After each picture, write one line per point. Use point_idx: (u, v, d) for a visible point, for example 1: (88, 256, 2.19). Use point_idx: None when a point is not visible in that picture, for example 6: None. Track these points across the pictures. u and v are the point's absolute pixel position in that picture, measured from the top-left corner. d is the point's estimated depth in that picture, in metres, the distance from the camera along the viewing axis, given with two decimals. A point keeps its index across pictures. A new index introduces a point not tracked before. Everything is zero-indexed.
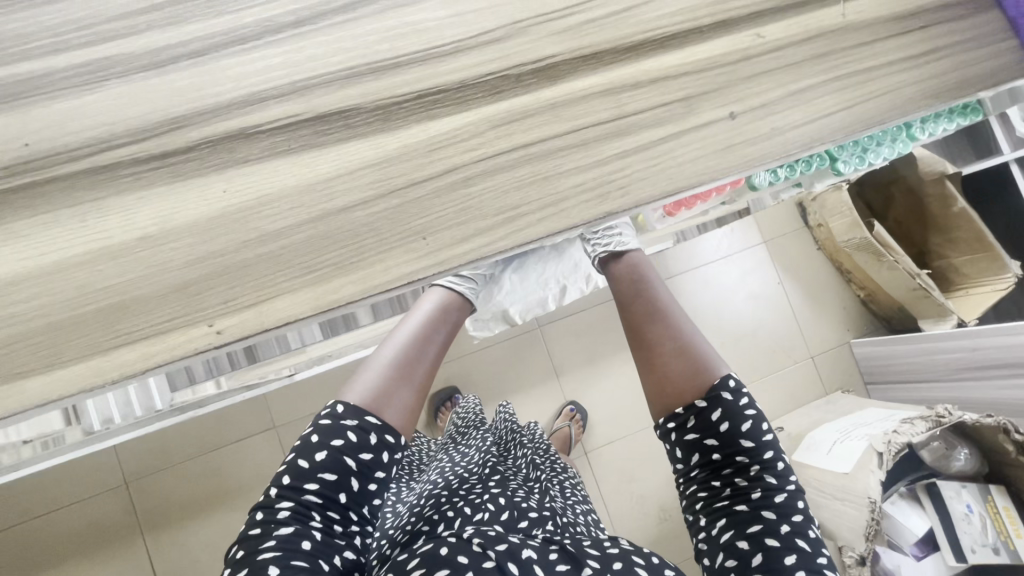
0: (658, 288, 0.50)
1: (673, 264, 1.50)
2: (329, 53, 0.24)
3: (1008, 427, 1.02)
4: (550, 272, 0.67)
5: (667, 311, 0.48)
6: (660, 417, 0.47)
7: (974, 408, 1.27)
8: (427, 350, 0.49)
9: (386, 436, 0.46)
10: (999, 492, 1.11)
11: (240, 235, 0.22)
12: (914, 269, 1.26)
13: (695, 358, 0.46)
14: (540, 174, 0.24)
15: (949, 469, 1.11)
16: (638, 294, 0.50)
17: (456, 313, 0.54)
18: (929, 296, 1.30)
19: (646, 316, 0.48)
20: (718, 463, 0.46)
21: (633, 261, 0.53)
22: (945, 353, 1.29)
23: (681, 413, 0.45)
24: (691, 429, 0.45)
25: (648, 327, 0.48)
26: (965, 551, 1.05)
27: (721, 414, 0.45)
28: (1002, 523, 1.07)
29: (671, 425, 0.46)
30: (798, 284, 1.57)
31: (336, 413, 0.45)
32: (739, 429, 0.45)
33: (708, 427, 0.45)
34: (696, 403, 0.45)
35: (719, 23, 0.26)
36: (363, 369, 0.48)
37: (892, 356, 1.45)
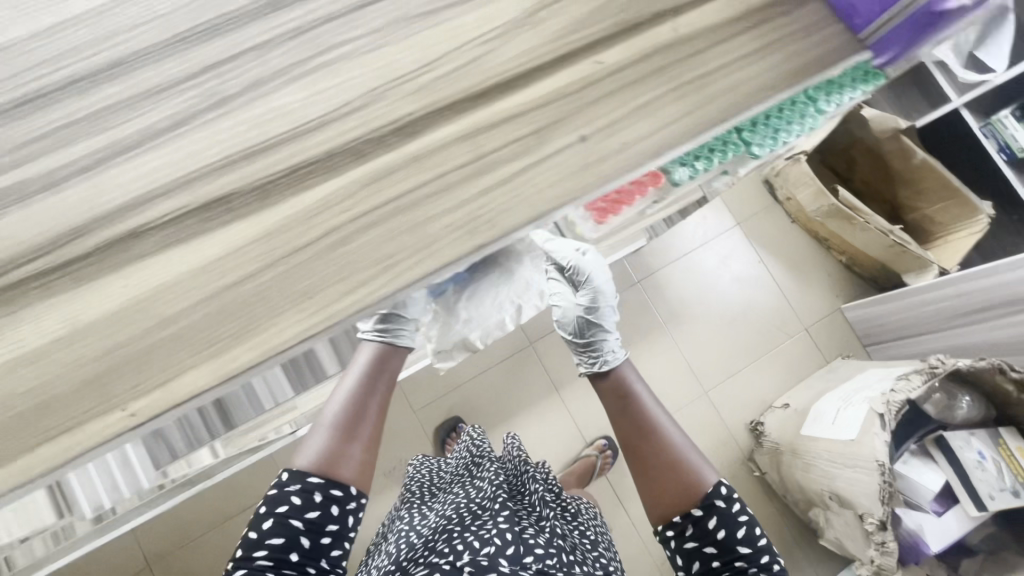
0: (645, 402, 0.60)
1: (653, 259, 1.52)
2: (204, 148, 0.26)
3: (1003, 366, 1.03)
4: (504, 295, 0.70)
5: (652, 423, 0.58)
6: (659, 526, 0.56)
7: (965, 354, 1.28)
8: (369, 402, 0.52)
9: (333, 490, 0.48)
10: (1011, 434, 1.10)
11: (143, 323, 0.25)
12: (885, 227, 1.30)
13: (682, 468, 0.55)
14: (410, 223, 0.27)
15: (955, 418, 1.11)
16: (628, 409, 0.60)
17: (394, 358, 0.56)
18: (906, 251, 1.32)
19: (636, 432, 0.58)
20: (718, 568, 0.53)
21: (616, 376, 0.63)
22: (934, 304, 1.30)
23: (679, 522, 0.54)
24: (691, 541, 0.53)
25: (640, 443, 0.58)
26: (984, 498, 1.04)
27: (720, 523, 0.53)
28: (1016, 464, 1.06)
29: (671, 533, 0.54)
30: (780, 258, 1.58)
31: (281, 482, 0.48)
32: (734, 535, 0.53)
33: (705, 534, 0.53)
34: (692, 511, 0.53)
35: (560, 57, 0.29)
36: (309, 434, 0.50)
37: (883, 314, 1.45)
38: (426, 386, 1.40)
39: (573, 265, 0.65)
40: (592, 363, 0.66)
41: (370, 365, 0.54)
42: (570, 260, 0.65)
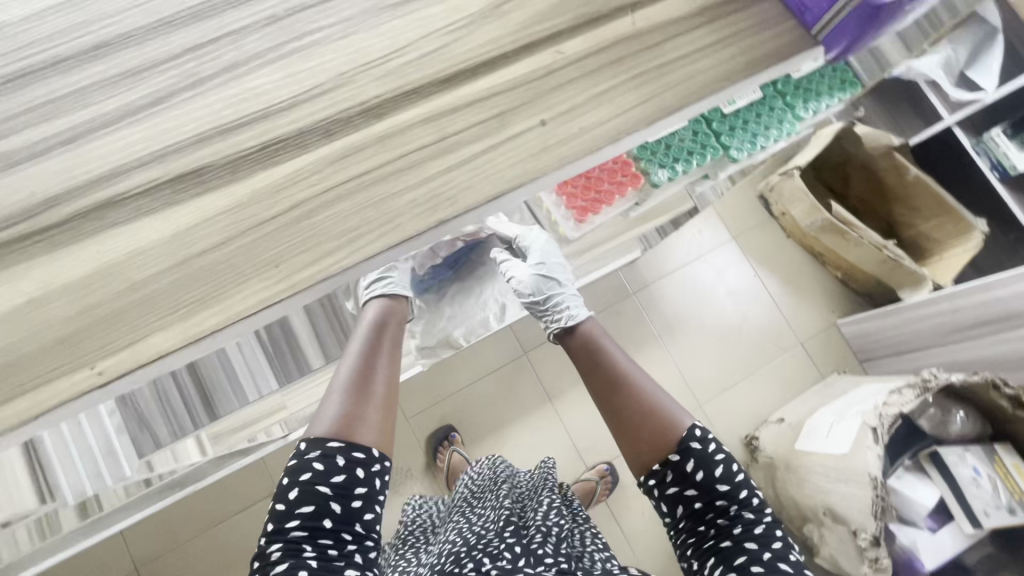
0: (613, 353, 0.59)
1: (648, 271, 1.53)
2: (180, 124, 0.28)
3: (997, 381, 1.02)
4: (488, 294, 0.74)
5: (618, 373, 0.57)
6: (641, 476, 0.54)
7: (961, 370, 1.27)
8: (378, 367, 0.53)
9: (355, 453, 0.48)
10: (1005, 449, 1.09)
11: (115, 286, 0.26)
12: (878, 241, 1.30)
13: (656, 412, 0.54)
14: (375, 197, 0.28)
15: (949, 434, 1.09)
16: (595, 361, 0.59)
17: (394, 330, 0.59)
18: (900, 266, 1.33)
19: (604, 381, 0.57)
20: (701, 510, 0.51)
21: (586, 331, 0.62)
22: (930, 320, 1.30)
23: (658, 469, 0.52)
24: (670, 488, 0.51)
25: (611, 393, 0.56)
26: (979, 515, 1.03)
27: (697, 465, 0.51)
28: (1013, 480, 1.05)
29: (653, 481, 0.52)
30: (775, 273, 1.59)
31: (302, 451, 0.47)
32: (712, 475, 0.51)
33: (684, 478, 0.51)
34: (669, 456, 0.51)
35: (523, 47, 0.31)
36: (323, 402, 0.50)
37: (880, 330, 1.44)
38: (419, 394, 1.40)
39: (521, 236, 0.68)
40: (557, 319, 0.63)
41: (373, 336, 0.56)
42: (517, 232, 0.68)
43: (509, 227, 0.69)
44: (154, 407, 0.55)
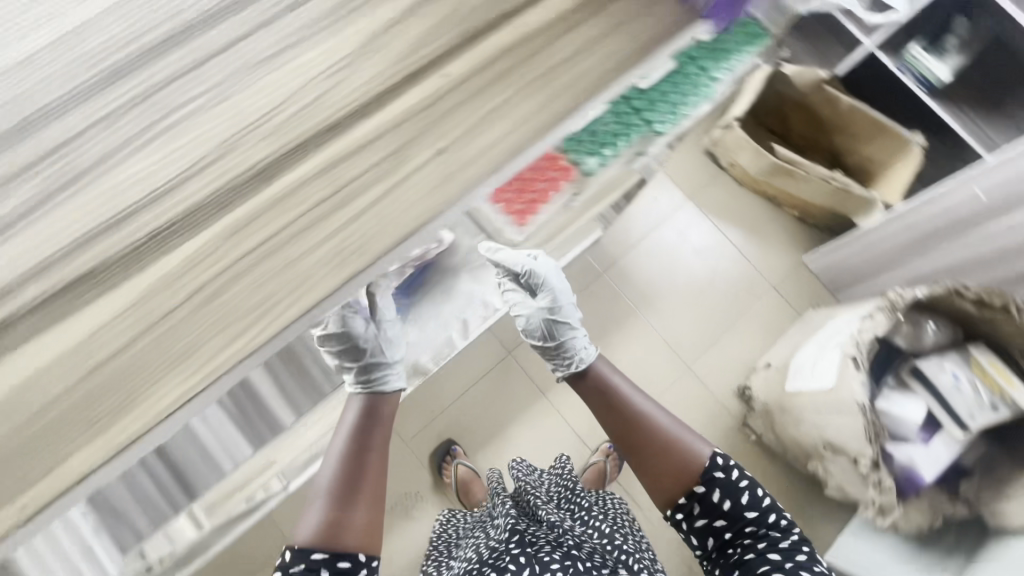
0: (634, 400, 0.73)
1: (614, 247, 1.54)
2: (56, 228, 0.26)
3: (959, 288, 1.05)
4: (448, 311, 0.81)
5: (637, 417, 0.71)
6: (665, 502, 0.69)
7: (924, 280, 1.33)
8: (359, 466, 0.61)
9: (340, 559, 0.56)
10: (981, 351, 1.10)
11: (22, 414, 0.25)
12: (824, 173, 1.35)
13: (675, 447, 0.68)
14: (281, 265, 0.27)
15: (925, 347, 1.13)
16: (617, 408, 0.73)
17: (375, 417, 0.67)
18: (851, 194, 1.36)
19: (629, 425, 0.71)
20: (729, 536, 0.66)
21: (594, 373, 0.77)
22: (888, 240, 1.34)
23: (685, 500, 0.67)
24: (698, 513, 0.67)
25: (636, 437, 0.71)
26: (966, 420, 1.08)
27: (722, 494, 0.66)
28: (993, 381, 1.06)
29: (681, 514, 0.68)
30: (736, 224, 1.61)
31: (286, 561, 0.55)
32: (737, 504, 0.66)
33: (712, 506, 0.66)
34: (693, 486, 0.67)
35: (404, 79, 0.30)
36: (310, 506, 0.59)
37: (845, 260, 1.48)
38: (413, 416, 1.39)
39: (529, 270, 0.77)
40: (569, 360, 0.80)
41: (357, 430, 0.64)
42: (522, 264, 0.76)
43: (508, 254, 0.74)
44: (186, 442, 0.71)
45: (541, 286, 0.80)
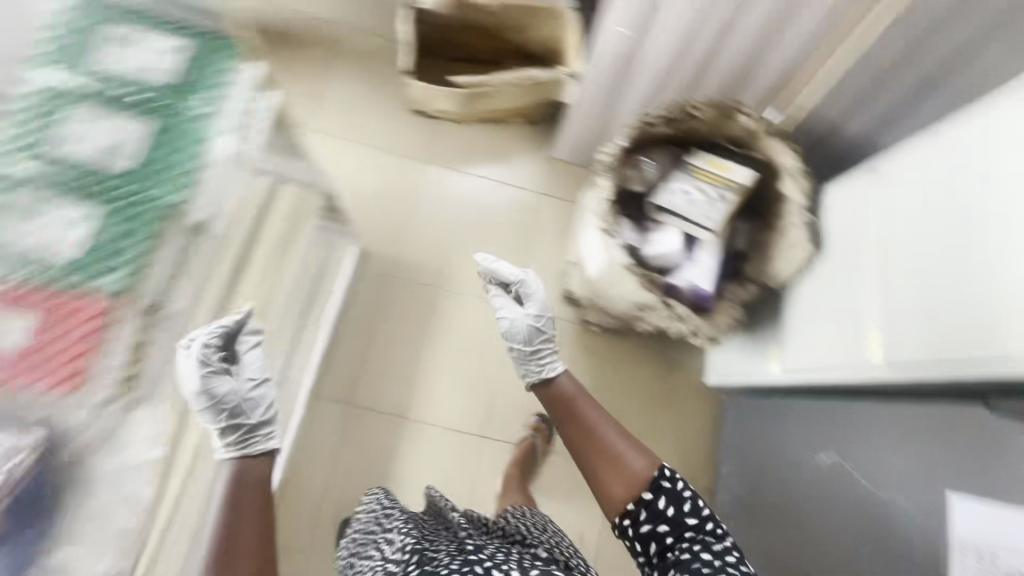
0: (595, 413, 0.88)
1: (389, 248, 1.51)
2: None
3: (638, 121, 1.16)
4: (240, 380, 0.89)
5: (597, 430, 0.85)
6: (616, 516, 0.78)
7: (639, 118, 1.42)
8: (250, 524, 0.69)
9: None
10: (695, 155, 1.24)
11: None
12: (503, 79, 1.40)
13: (630, 457, 0.81)
14: None
15: (650, 179, 1.24)
16: (580, 425, 0.87)
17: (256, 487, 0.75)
18: (536, 83, 1.44)
19: (589, 439, 0.85)
20: (668, 540, 0.75)
21: (565, 390, 0.94)
22: (587, 103, 1.41)
23: (632, 509, 0.76)
24: (643, 516, 0.76)
25: (592, 449, 0.84)
26: (706, 222, 1.17)
27: (668, 501, 0.76)
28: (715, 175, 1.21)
29: (628, 520, 0.77)
30: (478, 159, 1.61)
31: None
32: (680, 511, 0.76)
33: (658, 512, 0.76)
34: (644, 495, 0.76)
35: None
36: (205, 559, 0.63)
37: (577, 135, 1.53)
38: (296, 518, 1.32)
39: (522, 279, 1.13)
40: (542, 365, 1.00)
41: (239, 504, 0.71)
42: (516, 277, 1.14)
43: (504, 267, 1.14)
44: None
45: (529, 294, 1.13)
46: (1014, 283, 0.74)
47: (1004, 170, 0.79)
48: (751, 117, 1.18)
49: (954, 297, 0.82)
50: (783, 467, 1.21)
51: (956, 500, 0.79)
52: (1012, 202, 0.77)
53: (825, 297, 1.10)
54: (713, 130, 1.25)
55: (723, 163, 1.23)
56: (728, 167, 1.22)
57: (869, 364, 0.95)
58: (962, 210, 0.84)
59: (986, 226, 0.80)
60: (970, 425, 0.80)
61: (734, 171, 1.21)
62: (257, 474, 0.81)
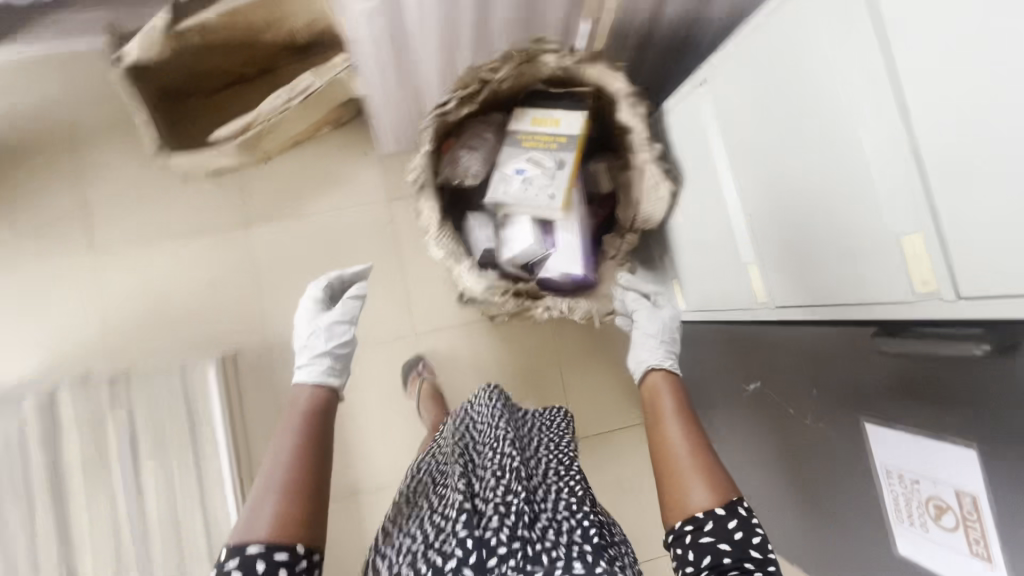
0: (676, 413, 0.82)
1: (254, 336, 1.34)
2: None
3: (429, 122, 0.97)
4: (330, 320, 1.01)
5: (681, 429, 0.79)
6: (678, 521, 0.72)
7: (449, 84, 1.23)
8: (293, 459, 0.73)
9: (275, 553, 0.65)
10: (516, 122, 1.06)
11: None
12: (272, 108, 1.14)
13: (711, 466, 0.75)
14: None
15: (478, 171, 1.06)
16: (663, 425, 0.81)
17: (311, 423, 0.80)
18: (314, 94, 1.17)
19: (664, 439, 0.79)
20: (726, 564, 0.67)
21: (660, 387, 0.88)
22: (385, 92, 1.20)
23: (700, 517, 0.70)
24: (709, 527, 0.70)
25: (666, 443, 0.79)
26: (551, 203, 0.99)
27: (741, 527, 0.69)
28: (542, 137, 1.03)
29: (689, 527, 0.71)
30: (303, 194, 1.38)
31: (227, 556, 0.65)
32: (749, 539, 0.68)
33: (723, 530, 0.69)
34: (716, 509, 0.71)
35: None
36: (268, 461, 0.74)
37: (395, 126, 1.31)
38: None
39: (655, 295, 1.03)
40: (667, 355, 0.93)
41: (298, 427, 0.78)
42: (653, 290, 1.04)
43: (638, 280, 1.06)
44: None
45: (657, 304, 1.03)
46: (850, 216, 0.66)
47: (811, 82, 0.67)
48: (554, 54, 0.99)
49: (804, 233, 0.74)
50: (713, 398, 1.18)
51: (871, 431, 0.75)
52: (825, 121, 0.66)
53: (697, 232, 1.01)
54: (523, 79, 1.06)
55: (547, 117, 1.05)
56: (554, 121, 1.04)
57: (754, 305, 0.89)
58: (784, 132, 0.74)
59: (811, 151, 0.70)
60: (856, 354, 0.75)
61: (561, 123, 1.03)
62: (320, 407, 0.84)
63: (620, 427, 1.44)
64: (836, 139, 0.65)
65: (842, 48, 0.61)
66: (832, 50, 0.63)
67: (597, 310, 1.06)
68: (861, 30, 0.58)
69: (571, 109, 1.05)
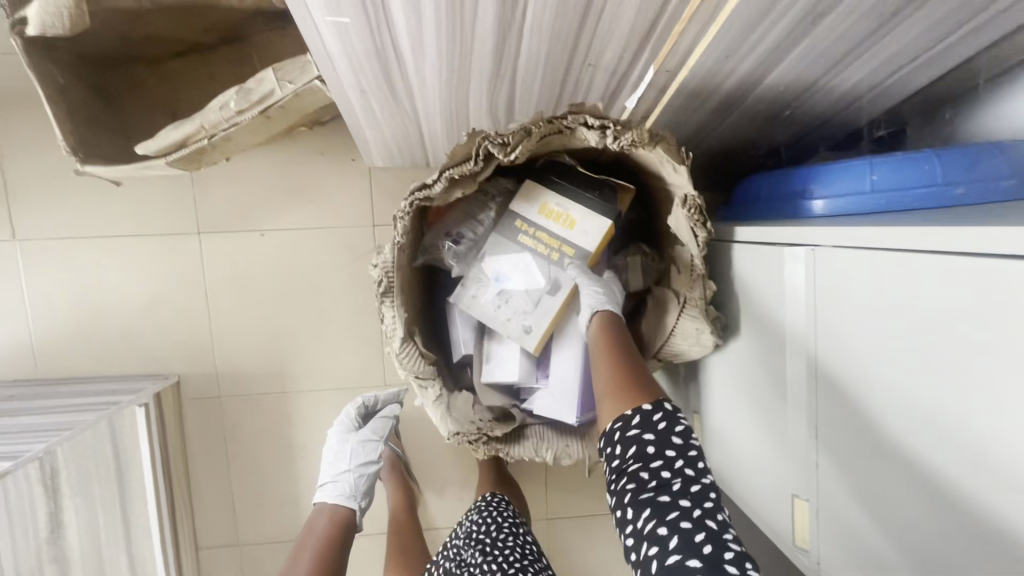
0: (618, 336, 0.70)
1: (201, 363, 1.17)
2: None
3: (403, 210, 0.71)
4: (359, 440, 0.92)
5: (616, 351, 0.68)
6: (610, 423, 0.60)
7: (459, 115, 0.93)
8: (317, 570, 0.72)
9: None
10: (519, 204, 0.78)
11: None
12: (222, 119, 0.88)
13: (642, 377, 0.63)
14: None
15: (469, 266, 0.81)
16: (598, 348, 0.70)
17: (336, 535, 0.79)
18: (280, 104, 0.89)
19: (599, 361, 0.68)
20: (650, 455, 0.53)
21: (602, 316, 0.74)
22: (371, 112, 0.91)
23: (629, 412, 0.58)
24: (635, 422, 0.57)
25: (603, 362, 0.67)
26: (527, 337, 0.77)
27: (666, 418, 0.56)
28: (546, 240, 0.76)
29: (619, 424, 0.58)
30: (265, 204, 1.13)
31: None
32: (678, 429, 0.55)
33: (648, 423, 0.56)
34: (645, 405, 0.58)
35: None
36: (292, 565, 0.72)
37: (385, 145, 1.04)
38: None
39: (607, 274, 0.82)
40: (600, 292, 0.75)
41: (322, 543, 0.76)
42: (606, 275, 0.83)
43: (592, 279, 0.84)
44: None
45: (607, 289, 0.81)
46: None
47: (989, 379, 0.41)
48: (596, 131, 0.68)
49: (899, 537, 0.51)
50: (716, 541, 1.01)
51: None
52: (992, 447, 0.42)
53: (734, 404, 0.77)
54: (548, 148, 0.76)
55: (561, 210, 0.76)
56: (568, 220, 0.76)
57: (789, 545, 0.68)
58: (906, 401, 0.48)
59: (945, 454, 0.45)
60: None
61: (576, 227, 0.75)
62: (340, 527, 0.81)
63: (598, 512, 1.30)
64: (1003, 478, 0.41)
65: None
66: None
67: (591, 458, 0.83)
68: None
69: (595, 208, 0.75)
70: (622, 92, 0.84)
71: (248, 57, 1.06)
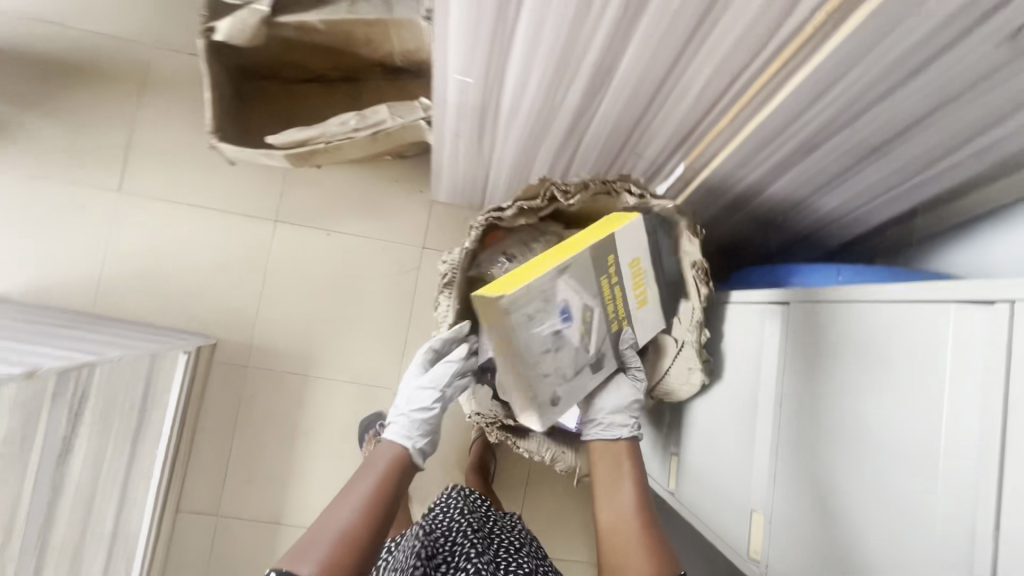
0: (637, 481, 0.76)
1: (241, 333, 1.29)
2: None
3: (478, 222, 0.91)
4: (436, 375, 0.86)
5: (637, 498, 0.73)
6: None
7: (522, 172, 1.15)
8: (375, 505, 0.70)
9: None
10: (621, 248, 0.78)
11: None
12: (340, 132, 1.10)
13: (663, 537, 0.69)
14: None
15: None
16: (615, 488, 0.74)
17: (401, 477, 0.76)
18: (386, 132, 1.12)
19: (617, 507, 0.72)
20: None
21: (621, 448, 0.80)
22: (455, 154, 1.14)
23: None
24: None
25: (624, 510, 0.72)
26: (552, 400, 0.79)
27: None
28: (619, 302, 0.82)
29: None
30: (338, 210, 1.33)
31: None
32: None
33: None
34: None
35: None
36: (351, 492, 0.71)
37: (453, 184, 1.25)
38: None
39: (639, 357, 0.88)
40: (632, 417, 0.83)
41: (386, 479, 0.73)
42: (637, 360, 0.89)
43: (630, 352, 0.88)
44: None
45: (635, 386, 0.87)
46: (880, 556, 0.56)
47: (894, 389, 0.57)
48: (636, 197, 0.89)
49: (829, 530, 0.63)
50: None
51: None
52: (898, 442, 0.55)
53: (712, 439, 0.90)
54: (595, 205, 0.97)
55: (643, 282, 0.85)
56: (642, 295, 0.85)
57: (744, 557, 0.78)
58: (847, 415, 0.63)
59: (862, 452, 0.60)
60: None
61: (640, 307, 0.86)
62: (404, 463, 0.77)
63: (565, 557, 1.35)
64: (896, 463, 0.55)
65: (954, 383, 0.50)
66: (940, 381, 0.52)
67: (580, 468, 0.97)
68: (980, 381, 0.48)
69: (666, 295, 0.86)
70: (655, 177, 1.07)
71: (359, 94, 1.31)
